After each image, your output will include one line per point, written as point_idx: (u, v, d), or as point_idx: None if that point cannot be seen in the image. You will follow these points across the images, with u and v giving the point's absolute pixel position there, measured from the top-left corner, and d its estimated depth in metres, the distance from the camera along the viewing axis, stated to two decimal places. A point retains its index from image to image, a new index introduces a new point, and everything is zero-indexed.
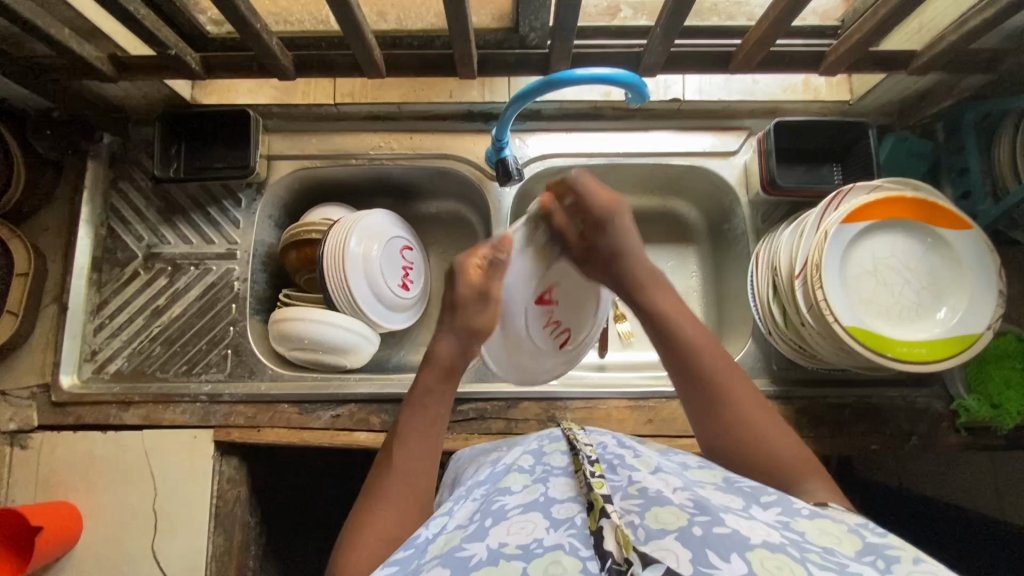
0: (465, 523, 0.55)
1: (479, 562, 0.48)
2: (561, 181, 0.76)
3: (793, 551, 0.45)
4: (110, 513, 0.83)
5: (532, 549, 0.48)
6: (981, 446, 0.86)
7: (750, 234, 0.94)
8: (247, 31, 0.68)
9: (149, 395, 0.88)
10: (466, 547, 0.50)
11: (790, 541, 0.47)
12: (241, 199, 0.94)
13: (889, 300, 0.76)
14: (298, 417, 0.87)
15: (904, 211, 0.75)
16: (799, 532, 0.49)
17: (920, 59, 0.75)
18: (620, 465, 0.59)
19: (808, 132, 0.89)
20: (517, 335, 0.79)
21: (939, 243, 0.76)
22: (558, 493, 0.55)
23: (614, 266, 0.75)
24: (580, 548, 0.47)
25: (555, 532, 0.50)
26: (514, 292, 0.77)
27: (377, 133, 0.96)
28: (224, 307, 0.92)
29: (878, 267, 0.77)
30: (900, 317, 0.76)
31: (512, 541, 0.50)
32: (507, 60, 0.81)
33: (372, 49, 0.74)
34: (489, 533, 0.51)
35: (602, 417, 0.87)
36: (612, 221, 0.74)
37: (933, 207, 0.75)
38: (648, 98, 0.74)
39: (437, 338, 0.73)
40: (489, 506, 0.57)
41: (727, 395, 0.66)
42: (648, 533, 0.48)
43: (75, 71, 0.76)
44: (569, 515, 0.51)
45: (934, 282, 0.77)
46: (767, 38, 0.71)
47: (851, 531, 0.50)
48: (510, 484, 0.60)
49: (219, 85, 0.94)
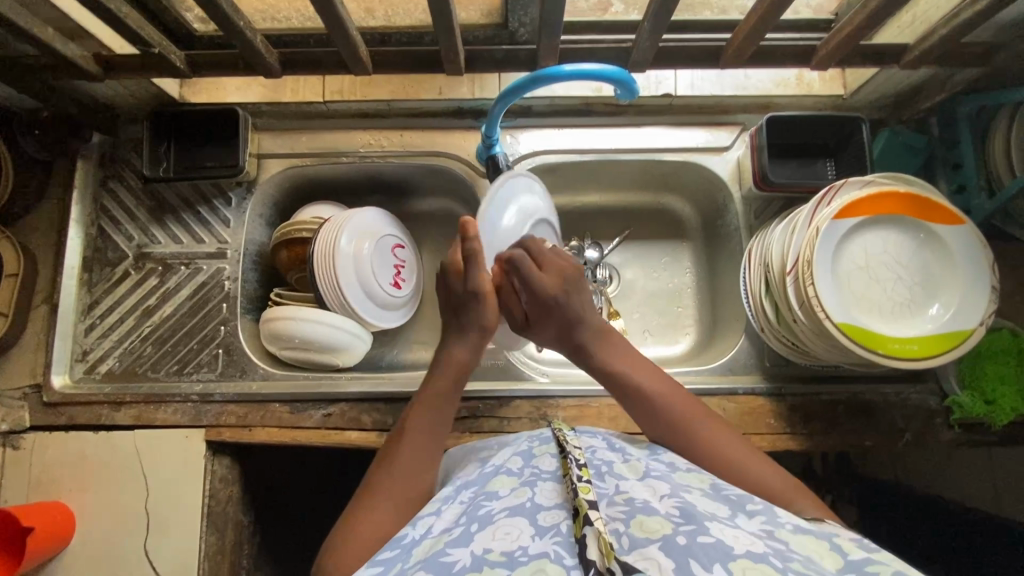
0: (451, 527, 0.55)
1: (462, 568, 0.48)
2: (503, 258, 0.73)
3: (776, 561, 0.45)
4: (102, 514, 0.83)
5: (516, 557, 0.48)
6: (975, 443, 0.86)
7: (743, 230, 0.94)
8: (230, 29, 0.68)
9: (140, 396, 0.88)
10: (450, 552, 0.50)
11: (771, 551, 0.46)
12: (231, 198, 0.94)
13: (881, 296, 0.76)
14: (289, 417, 0.87)
15: (896, 206, 0.75)
16: (781, 545, 0.48)
17: (912, 53, 0.74)
18: (609, 472, 0.58)
19: (800, 127, 0.88)
20: None
21: (931, 238, 0.76)
22: (545, 499, 0.55)
23: (567, 332, 0.72)
24: (565, 558, 0.47)
25: (540, 540, 0.50)
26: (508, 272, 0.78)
27: (367, 131, 0.95)
28: (215, 307, 0.92)
29: (870, 263, 0.76)
30: (891, 313, 0.75)
31: (497, 547, 0.49)
32: (495, 56, 0.81)
33: (359, 45, 0.73)
34: (473, 538, 0.51)
35: (595, 415, 0.87)
36: (561, 297, 0.71)
37: (926, 202, 0.74)
38: (637, 95, 0.73)
39: (452, 343, 0.72)
40: (475, 511, 0.56)
41: (698, 437, 0.65)
42: (632, 541, 0.48)
43: (60, 70, 0.75)
44: (555, 522, 0.51)
45: (927, 277, 0.76)
46: (756, 33, 0.70)
47: (834, 547, 0.49)
48: (497, 487, 0.59)
49: (207, 83, 0.94)
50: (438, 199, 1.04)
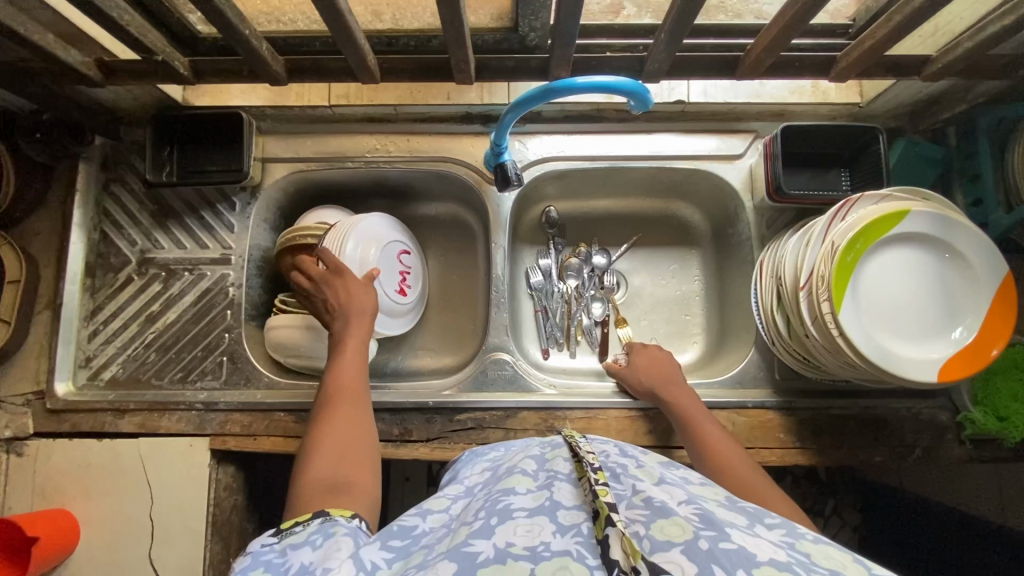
0: (468, 520, 0.54)
1: (486, 559, 0.46)
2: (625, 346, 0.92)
3: (801, 572, 0.44)
4: (107, 521, 0.83)
5: (539, 552, 0.47)
6: (986, 459, 0.85)
7: (754, 240, 0.92)
8: (234, 36, 0.66)
9: (144, 403, 0.87)
10: (473, 543, 0.49)
11: (795, 561, 0.45)
12: (235, 203, 0.92)
13: (913, 326, 0.74)
14: (295, 426, 0.86)
15: (948, 243, 0.73)
16: (804, 553, 0.48)
17: (934, 66, 0.72)
18: (624, 474, 0.59)
19: (814, 137, 0.86)
20: (817, 240, 0.75)
21: (969, 274, 0.74)
22: (564, 499, 0.54)
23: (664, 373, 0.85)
24: (587, 557, 0.46)
25: (562, 538, 0.49)
26: (817, 226, 0.77)
27: (373, 136, 0.93)
28: (219, 314, 0.91)
29: (911, 295, 0.75)
30: (898, 346, 0.73)
31: (519, 542, 0.48)
32: (505, 65, 0.79)
33: (366, 53, 0.72)
34: (495, 531, 0.50)
35: (602, 427, 0.86)
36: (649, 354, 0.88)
37: (973, 243, 0.72)
38: (651, 106, 0.71)
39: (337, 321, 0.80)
40: (494, 505, 0.55)
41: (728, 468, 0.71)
42: (653, 545, 0.47)
43: (61, 77, 0.74)
44: (575, 522, 0.51)
45: (955, 311, 0.74)
46: (776, 44, 0.68)
47: (857, 561, 0.47)
48: (515, 485, 0.58)
49: (210, 86, 0.92)
50: (445, 204, 1.03)
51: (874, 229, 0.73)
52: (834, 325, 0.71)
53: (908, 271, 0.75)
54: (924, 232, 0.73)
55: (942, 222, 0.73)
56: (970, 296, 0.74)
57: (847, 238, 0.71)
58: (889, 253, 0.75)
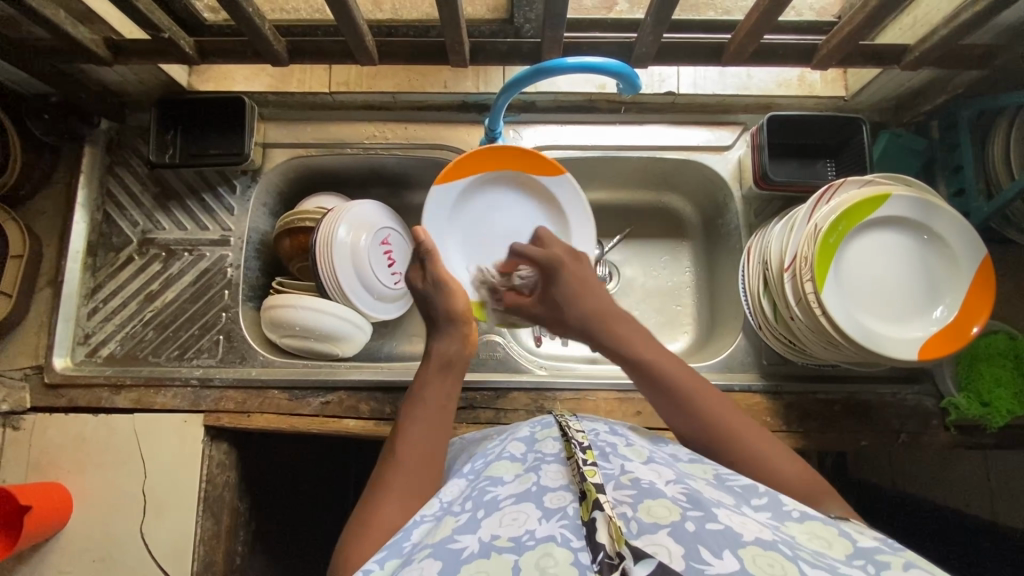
0: (456, 510, 0.55)
1: (470, 554, 0.48)
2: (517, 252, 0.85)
3: (785, 550, 0.45)
4: (99, 495, 0.84)
5: (523, 542, 0.48)
6: (971, 445, 0.86)
7: (743, 228, 0.94)
8: (239, 15, 0.68)
9: (140, 379, 0.88)
10: (458, 538, 0.50)
11: (781, 541, 0.47)
12: (235, 185, 0.95)
13: (895, 309, 0.76)
14: (288, 403, 0.87)
15: (926, 224, 0.75)
16: (790, 534, 0.49)
17: (912, 54, 0.75)
18: (614, 454, 0.58)
19: (800, 127, 0.88)
20: (800, 221, 0.77)
21: (950, 256, 0.76)
22: (550, 481, 0.55)
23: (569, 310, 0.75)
24: (572, 540, 0.47)
25: (547, 523, 0.49)
26: (802, 208, 0.77)
27: (372, 123, 0.96)
28: (217, 294, 0.93)
29: (891, 277, 0.77)
30: (883, 328, 0.74)
31: (504, 533, 0.50)
32: (499, 50, 0.82)
33: (365, 35, 0.74)
34: (480, 524, 0.51)
35: (591, 408, 0.87)
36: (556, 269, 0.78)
37: (951, 225, 0.75)
38: (640, 89, 0.74)
39: (433, 341, 0.76)
40: (481, 496, 0.56)
41: (736, 441, 0.63)
42: (640, 527, 0.47)
43: (72, 55, 0.77)
44: (562, 504, 0.51)
45: (935, 290, 0.76)
46: (757, 30, 0.71)
47: (843, 533, 0.50)
48: (501, 473, 0.59)
49: (215, 71, 0.95)
50: None
51: (858, 211, 0.74)
52: (818, 304, 0.72)
53: (888, 254, 0.77)
54: (903, 216, 0.75)
55: (921, 208, 0.75)
56: (949, 277, 0.76)
57: (830, 219, 0.72)
58: (870, 239, 0.77)
